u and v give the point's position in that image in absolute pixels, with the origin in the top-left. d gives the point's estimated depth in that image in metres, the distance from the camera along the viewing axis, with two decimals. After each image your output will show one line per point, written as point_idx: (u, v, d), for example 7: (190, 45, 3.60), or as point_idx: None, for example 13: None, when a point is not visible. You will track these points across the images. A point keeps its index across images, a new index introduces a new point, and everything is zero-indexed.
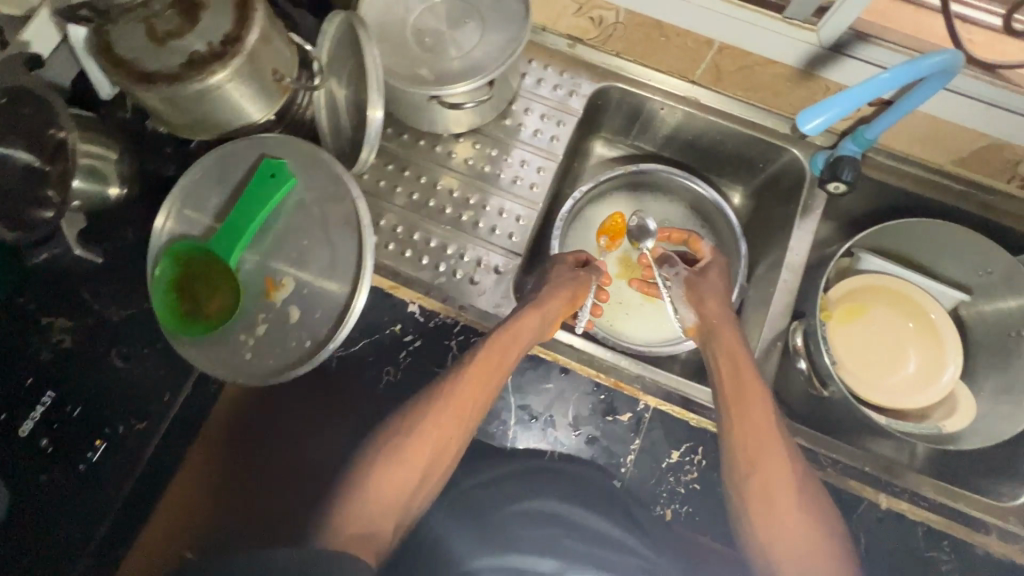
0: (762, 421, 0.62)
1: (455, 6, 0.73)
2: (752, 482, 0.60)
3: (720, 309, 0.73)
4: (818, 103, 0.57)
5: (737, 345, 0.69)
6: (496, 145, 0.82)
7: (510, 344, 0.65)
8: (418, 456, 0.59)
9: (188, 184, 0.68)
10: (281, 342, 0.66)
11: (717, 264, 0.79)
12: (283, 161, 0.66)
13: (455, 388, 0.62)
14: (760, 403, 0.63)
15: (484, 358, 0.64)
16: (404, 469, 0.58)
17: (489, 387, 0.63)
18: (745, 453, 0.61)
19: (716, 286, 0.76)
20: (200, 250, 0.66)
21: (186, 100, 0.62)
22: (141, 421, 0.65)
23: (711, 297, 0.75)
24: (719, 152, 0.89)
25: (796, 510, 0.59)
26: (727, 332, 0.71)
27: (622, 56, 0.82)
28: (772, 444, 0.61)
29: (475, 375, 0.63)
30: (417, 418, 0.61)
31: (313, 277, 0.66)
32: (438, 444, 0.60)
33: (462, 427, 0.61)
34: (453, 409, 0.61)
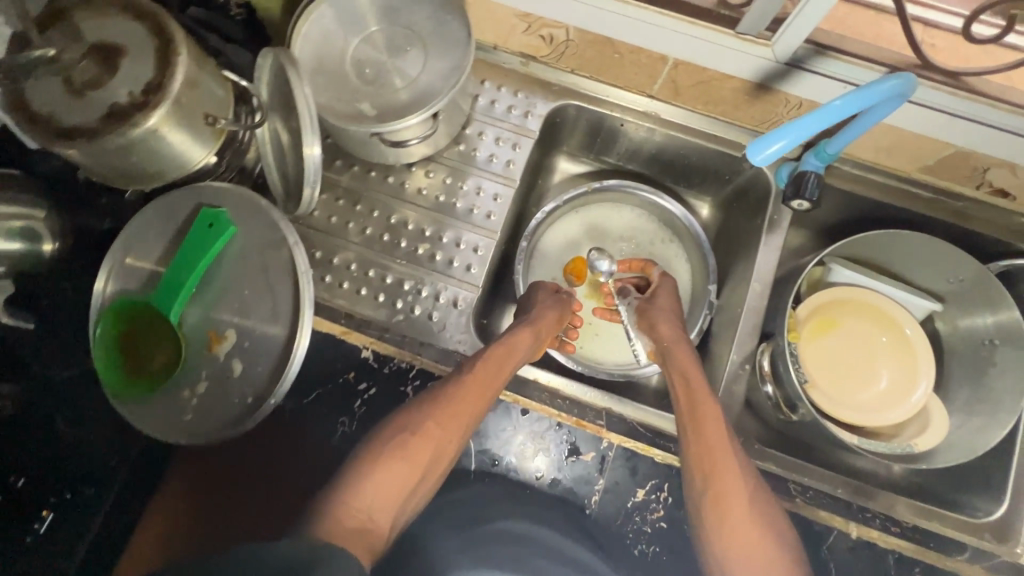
0: (715, 435, 0.62)
1: (394, 33, 0.69)
2: (704, 498, 0.60)
3: (673, 334, 0.73)
4: (771, 130, 0.54)
5: (689, 363, 0.69)
6: (451, 172, 0.80)
7: (507, 359, 0.65)
8: (415, 459, 0.58)
9: (125, 237, 0.66)
10: (224, 399, 0.63)
11: (667, 287, 0.80)
12: (221, 210, 0.64)
13: (459, 393, 0.61)
14: (715, 418, 0.63)
15: (485, 370, 0.63)
16: (404, 468, 0.57)
17: (489, 395, 0.62)
18: (700, 470, 0.61)
19: (667, 310, 0.76)
20: (138, 309, 0.63)
21: (109, 155, 0.59)
22: (88, 488, 0.62)
23: (663, 322, 0.75)
24: (683, 164, 0.87)
25: (748, 526, 0.58)
26: (681, 352, 0.71)
27: (576, 73, 0.80)
28: (725, 460, 0.60)
29: (477, 382, 0.62)
30: (422, 419, 0.60)
31: (256, 326, 0.64)
32: (438, 446, 0.59)
33: (463, 431, 0.61)
34: (457, 411, 0.60)
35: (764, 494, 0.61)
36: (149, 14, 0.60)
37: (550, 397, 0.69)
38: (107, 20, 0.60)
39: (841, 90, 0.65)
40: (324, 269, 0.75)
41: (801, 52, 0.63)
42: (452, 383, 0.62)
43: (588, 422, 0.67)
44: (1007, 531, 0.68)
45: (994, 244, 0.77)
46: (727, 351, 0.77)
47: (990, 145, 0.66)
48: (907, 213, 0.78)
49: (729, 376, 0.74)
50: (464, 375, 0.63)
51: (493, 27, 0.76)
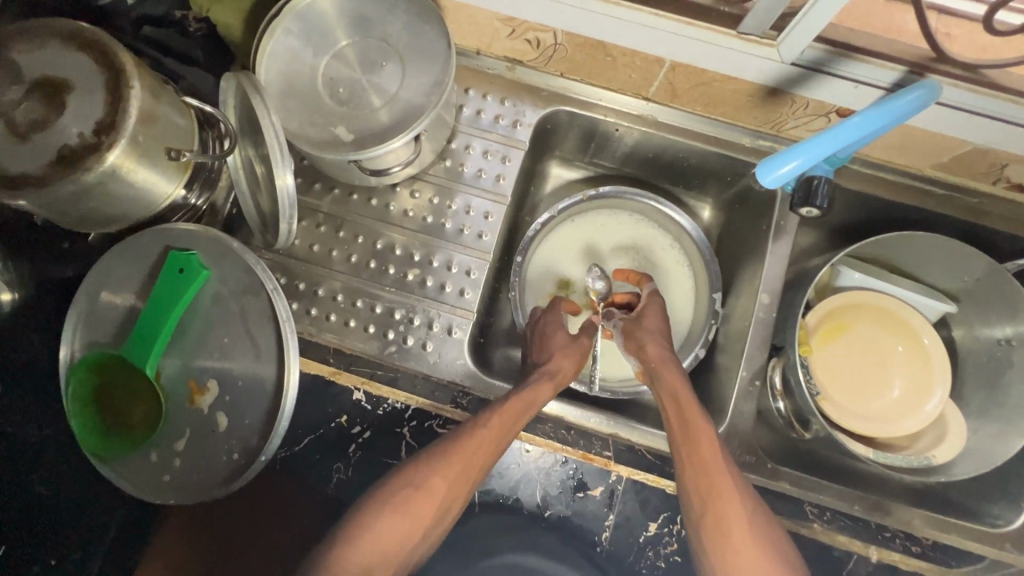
0: (710, 458, 0.58)
1: (367, 47, 0.64)
2: (703, 525, 0.57)
3: (661, 355, 0.66)
4: (785, 150, 0.56)
5: (678, 382, 0.64)
6: (438, 191, 0.75)
7: (523, 413, 0.61)
8: (416, 514, 0.56)
9: (90, 287, 0.62)
10: (211, 455, 0.60)
11: (656, 306, 0.72)
12: (192, 253, 0.61)
13: (468, 446, 0.58)
14: (707, 440, 0.59)
15: (495, 424, 0.59)
16: (407, 522, 0.55)
17: (497, 450, 0.59)
18: (697, 496, 0.58)
19: (657, 332, 0.69)
20: (112, 365, 0.60)
21: (64, 202, 0.54)
22: (75, 551, 0.59)
23: (651, 340, 0.68)
24: (682, 167, 0.82)
25: (751, 553, 0.55)
26: (669, 373, 0.64)
27: (566, 76, 0.75)
28: (723, 484, 0.57)
29: (488, 437, 0.58)
30: (429, 472, 0.57)
31: (240, 375, 0.61)
32: (443, 501, 0.57)
33: (468, 486, 0.57)
34: (464, 466, 0.57)
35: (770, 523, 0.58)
36: (96, 44, 0.54)
37: (554, 428, 0.66)
38: (50, 52, 0.54)
39: (853, 90, 0.60)
40: (309, 302, 0.70)
41: (814, 55, 0.58)
42: (459, 436, 0.58)
43: (595, 455, 0.64)
44: None
45: (1008, 241, 0.74)
46: (735, 366, 0.74)
47: (1010, 143, 0.62)
48: (920, 211, 0.75)
49: (739, 393, 0.72)
50: (474, 428, 0.59)
51: (474, 31, 0.70)
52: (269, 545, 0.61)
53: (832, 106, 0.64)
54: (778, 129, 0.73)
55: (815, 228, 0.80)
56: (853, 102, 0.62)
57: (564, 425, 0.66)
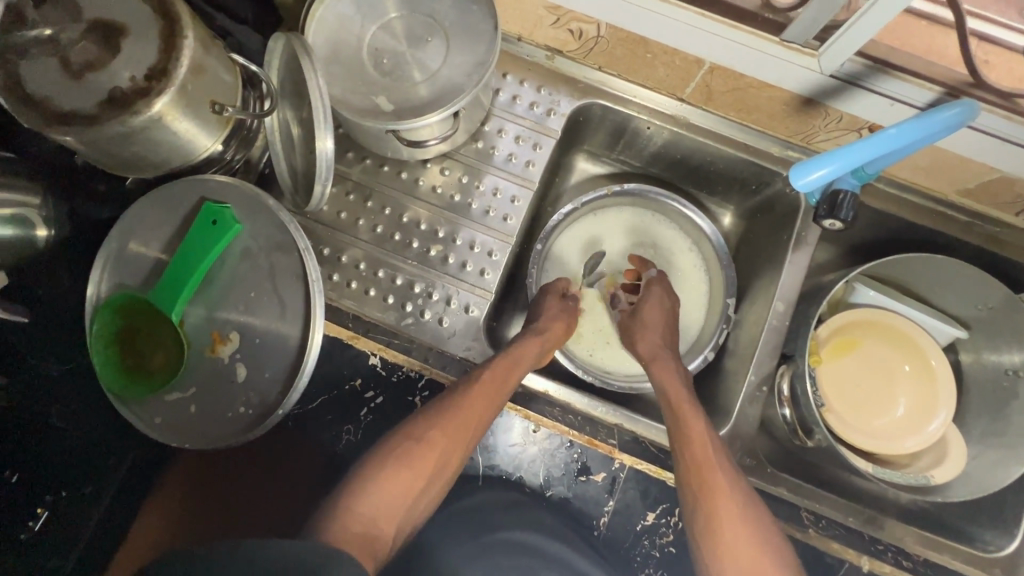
0: (700, 447, 0.61)
1: (414, 22, 0.65)
2: (700, 522, 0.58)
3: (653, 350, 0.74)
4: (817, 156, 0.58)
5: (670, 374, 0.70)
6: (467, 171, 0.76)
7: (514, 368, 0.65)
8: (421, 469, 0.57)
9: (127, 231, 0.63)
10: (224, 403, 0.61)
11: (655, 296, 0.79)
12: (226, 206, 0.61)
13: (466, 403, 0.60)
14: (700, 438, 0.61)
15: (491, 379, 0.62)
16: (408, 475, 0.57)
17: (491, 409, 0.61)
18: (695, 494, 0.59)
19: (649, 327, 0.76)
20: (139, 307, 0.61)
21: (110, 142, 0.55)
22: (88, 486, 0.61)
23: (644, 335, 0.75)
24: (709, 170, 0.83)
25: (750, 551, 0.56)
26: (659, 366, 0.71)
27: (604, 70, 0.76)
28: (714, 477, 0.59)
29: (482, 394, 0.61)
30: (431, 427, 0.59)
31: (261, 331, 0.62)
32: (443, 454, 0.58)
33: (467, 440, 0.60)
34: (463, 421, 0.59)
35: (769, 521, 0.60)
36: None
37: (562, 412, 0.67)
38: None
39: (888, 107, 0.61)
40: (332, 268, 0.72)
41: (853, 68, 0.58)
42: (456, 395, 0.61)
43: (600, 441, 0.65)
44: (1018, 567, 0.67)
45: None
46: (745, 371, 0.75)
47: None
48: (939, 234, 0.76)
49: (745, 398, 0.73)
50: (470, 384, 0.62)
51: (518, 18, 0.71)
52: (280, 496, 0.63)
53: (864, 122, 0.65)
54: (807, 141, 0.74)
55: (834, 244, 0.81)
56: (886, 119, 0.63)
57: (571, 410, 0.67)
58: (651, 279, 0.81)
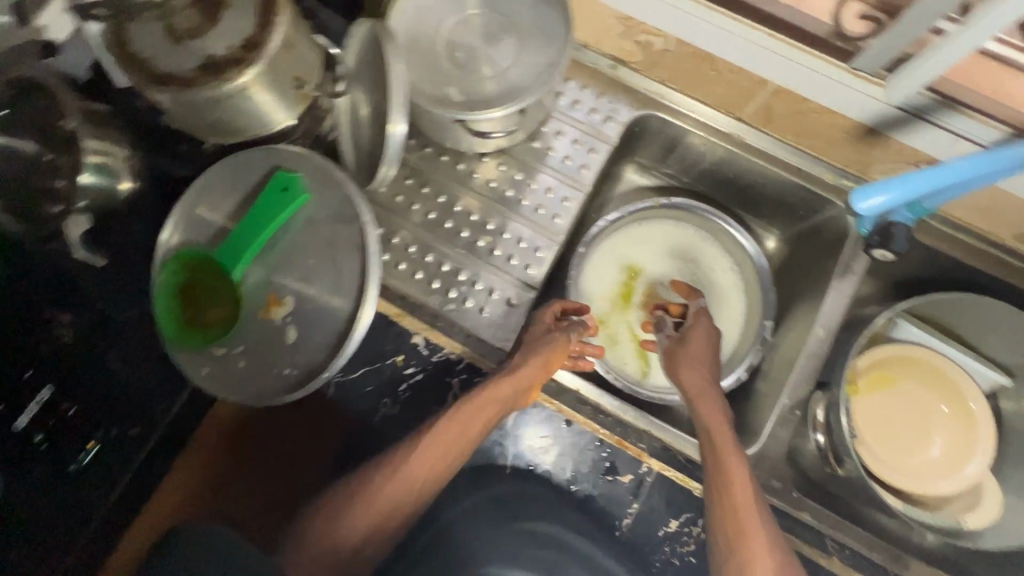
0: (742, 498, 0.59)
1: (492, 20, 0.68)
2: (729, 559, 0.58)
3: (701, 386, 0.68)
4: (882, 182, 0.62)
5: (715, 416, 0.65)
6: (522, 168, 0.78)
7: (468, 420, 0.61)
8: (363, 522, 0.59)
9: (199, 190, 0.66)
10: (272, 362, 0.63)
11: (703, 327, 0.74)
12: (296, 175, 0.64)
13: (409, 460, 0.60)
14: (741, 486, 0.59)
15: (436, 436, 0.60)
16: (348, 526, 0.58)
17: (437, 465, 0.60)
18: (726, 540, 0.59)
19: (694, 358, 0.70)
20: (205, 264, 0.64)
21: (200, 104, 0.59)
22: (135, 427, 0.64)
23: (690, 369, 0.69)
24: (758, 192, 0.84)
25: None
26: (705, 403, 0.66)
27: (666, 83, 0.77)
28: (752, 525, 0.58)
29: (426, 452, 0.60)
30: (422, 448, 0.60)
31: (315, 299, 0.63)
32: (386, 507, 0.59)
33: (413, 496, 0.60)
34: (401, 479, 0.59)
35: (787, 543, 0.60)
36: None
37: (594, 411, 0.67)
38: None
39: (953, 143, 0.62)
40: (383, 247, 0.74)
41: (922, 101, 0.59)
42: (398, 451, 0.61)
43: (630, 443, 0.65)
44: None
45: None
46: (778, 393, 0.74)
47: None
48: (992, 278, 0.74)
49: (776, 419, 0.73)
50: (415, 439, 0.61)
51: (589, 25, 0.74)
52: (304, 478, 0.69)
53: (925, 155, 0.66)
54: (864, 170, 0.74)
55: (880, 277, 0.81)
56: (946, 153, 0.64)
57: (602, 411, 0.67)
58: (699, 311, 0.77)
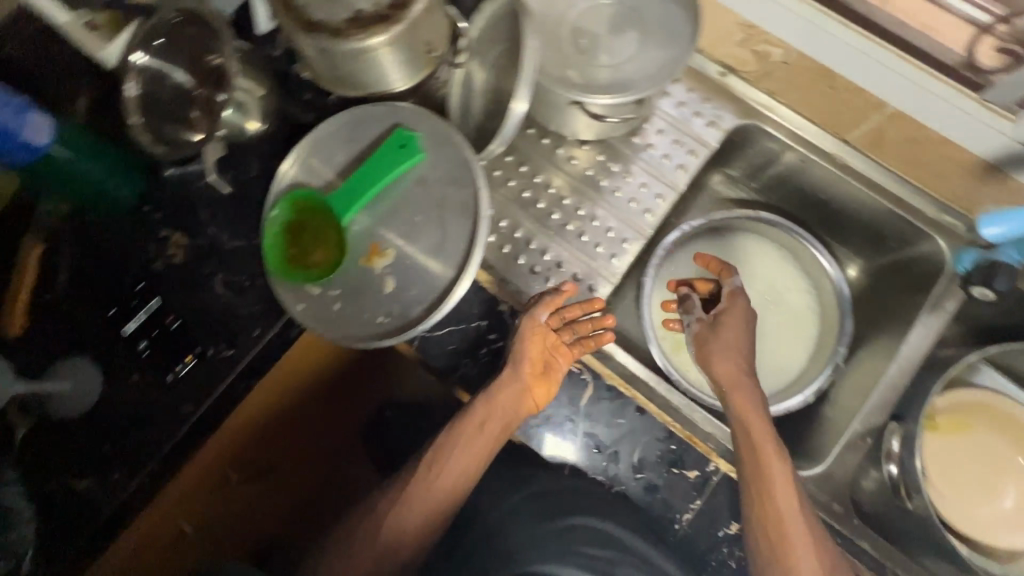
0: (783, 497, 0.60)
1: (618, 12, 0.70)
2: (772, 558, 0.58)
3: (733, 375, 0.69)
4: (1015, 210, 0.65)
5: (750, 410, 0.66)
6: (619, 161, 0.80)
7: (474, 434, 0.65)
8: (407, 522, 0.64)
9: (321, 137, 0.69)
10: (367, 309, 0.67)
11: (737, 309, 0.74)
12: (415, 135, 0.67)
13: (430, 470, 0.66)
14: (782, 486, 0.60)
15: (448, 449, 0.66)
16: (395, 520, 0.64)
17: (456, 476, 0.65)
18: (766, 539, 0.59)
19: (726, 344, 0.71)
20: (316, 206, 0.67)
21: (340, 55, 0.62)
22: (230, 348, 0.68)
23: (723, 357, 0.70)
24: (849, 219, 0.83)
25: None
26: (738, 394, 0.67)
27: (774, 96, 0.78)
28: (792, 524, 0.59)
29: (441, 465, 0.65)
30: (448, 457, 0.65)
31: (417, 255, 0.66)
32: (417, 512, 0.64)
33: (438, 506, 0.65)
34: (424, 487, 0.65)
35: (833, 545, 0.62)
36: None
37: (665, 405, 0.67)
38: None
39: None
40: None
41: None
42: (422, 461, 0.66)
43: (699, 441, 0.65)
44: None
45: None
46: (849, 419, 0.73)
47: None
48: None
49: (844, 444, 0.72)
50: (431, 454, 0.66)
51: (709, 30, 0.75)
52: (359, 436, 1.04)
53: None
54: (970, 209, 0.73)
55: None
56: None
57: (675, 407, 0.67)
58: (734, 291, 0.76)
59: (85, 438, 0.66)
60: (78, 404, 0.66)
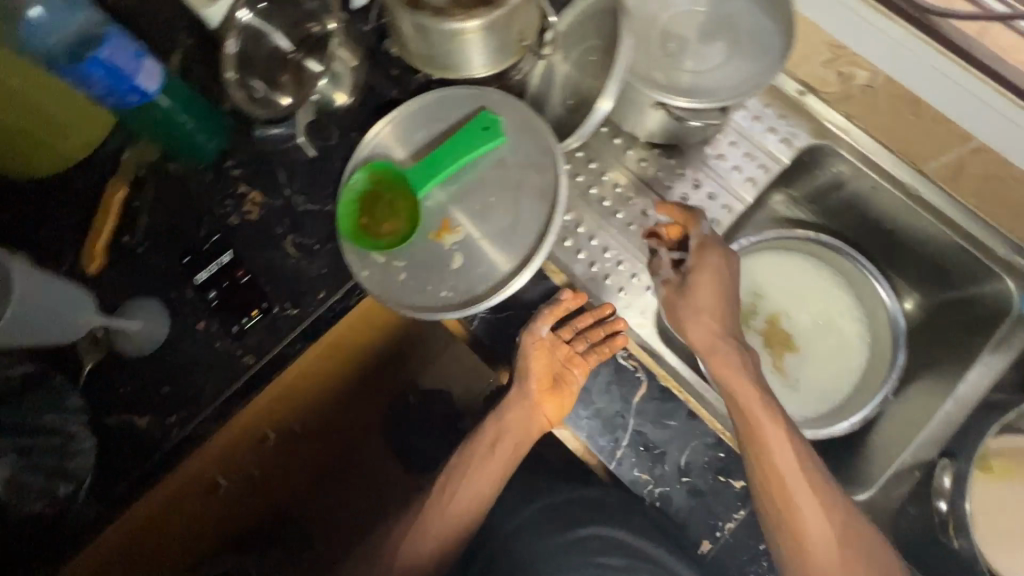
0: (789, 473, 0.61)
1: (709, 20, 0.71)
2: (787, 539, 0.60)
3: (709, 340, 0.68)
4: None
5: (738, 381, 0.66)
6: (688, 168, 0.80)
7: (486, 455, 0.70)
8: (429, 539, 0.69)
9: (406, 112, 0.71)
10: (433, 283, 0.68)
11: (709, 268, 0.69)
12: (498, 118, 0.69)
13: (445, 493, 0.70)
14: (785, 459, 0.61)
15: (462, 471, 0.70)
16: (419, 534, 0.69)
17: (469, 498, 0.69)
18: (778, 517, 0.61)
19: (701, 311, 0.68)
20: (393, 178, 0.69)
21: (435, 34, 0.64)
22: (295, 307, 0.69)
23: (694, 322, 0.68)
24: (913, 252, 0.82)
25: (833, 561, 0.60)
26: (719, 363, 0.67)
27: (852, 120, 0.78)
28: (802, 499, 0.61)
29: (455, 486, 0.70)
30: (461, 479, 0.70)
31: (487, 236, 0.68)
32: (436, 531, 0.69)
33: (454, 528, 0.69)
34: (441, 506, 0.70)
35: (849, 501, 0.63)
36: None
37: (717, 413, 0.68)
38: None
39: None
40: None
41: None
42: (439, 481, 0.71)
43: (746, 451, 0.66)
44: None
45: None
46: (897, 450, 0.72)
47: None
48: None
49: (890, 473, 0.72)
50: (446, 477, 0.71)
51: None
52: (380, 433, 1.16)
53: None
54: None
55: None
56: None
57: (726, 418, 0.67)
58: (703, 243, 0.70)
59: (147, 381, 0.68)
60: (141, 346, 0.67)
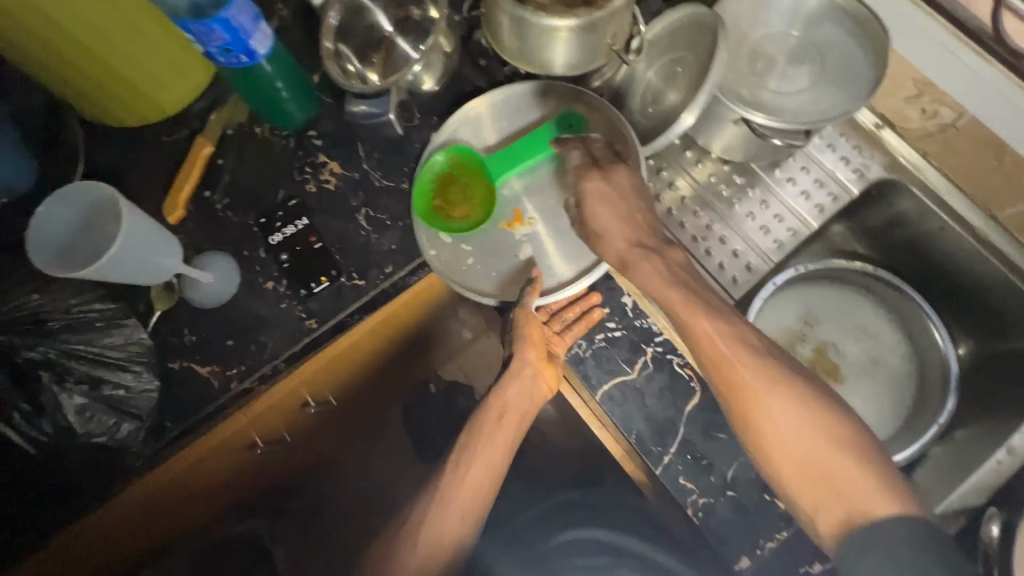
0: (744, 379, 0.59)
1: (801, 44, 0.72)
2: (772, 456, 0.58)
3: (629, 250, 0.67)
4: None
5: (664, 287, 0.64)
6: (758, 188, 0.82)
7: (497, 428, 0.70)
8: (444, 520, 0.65)
9: (494, 102, 0.76)
10: (501, 268, 0.74)
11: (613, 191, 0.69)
12: (581, 119, 0.75)
13: (459, 469, 0.68)
14: (728, 365, 0.60)
15: (477, 447, 0.69)
16: (433, 514, 0.66)
17: (485, 476, 0.68)
18: (753, 430, 0.59)
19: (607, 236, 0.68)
20: (473, 164, 0.74)
21: (530, 27, 0.64)
22: (360, 277, 0.71)
23: (614, 236, 0.68)
24: (972, 298, 0.81)
25: (827, 459, 0.56)
26: (643, 268, 0.66)
27: (927, 157, 0.78)
28: (764, 405, 0.58)
29: (469, 461, 0.68)
30: (474, 456, 0.68)
31: (558, 230, 0.74)
32: (452, 509, 0.66)
33: (467, 507, 0.66)
34: (455, 484, 0.67)
35: (825, 394, 0.59)
36: None
37: None
38: None
39: None
40: None
41: None
42: (451, 458, 0.69)
43: None
44: None
45: None
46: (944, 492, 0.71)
47: None
48: None
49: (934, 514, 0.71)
50: (457, 454, 0.69)
51: None
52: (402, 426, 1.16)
53: None
54: None
55: None
56: None
57: None
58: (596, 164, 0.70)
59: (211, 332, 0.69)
60: (215, 298, 0.70)
